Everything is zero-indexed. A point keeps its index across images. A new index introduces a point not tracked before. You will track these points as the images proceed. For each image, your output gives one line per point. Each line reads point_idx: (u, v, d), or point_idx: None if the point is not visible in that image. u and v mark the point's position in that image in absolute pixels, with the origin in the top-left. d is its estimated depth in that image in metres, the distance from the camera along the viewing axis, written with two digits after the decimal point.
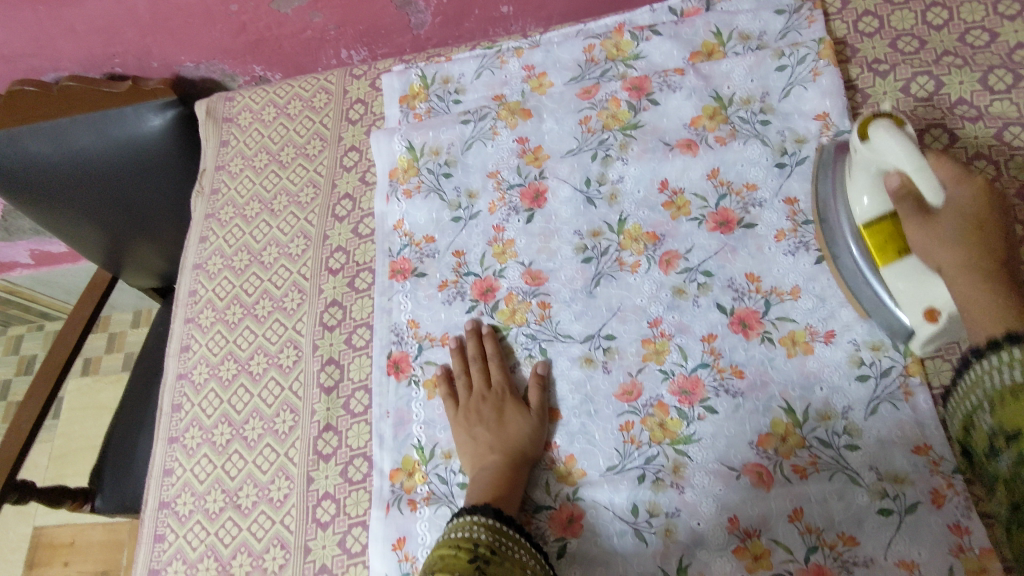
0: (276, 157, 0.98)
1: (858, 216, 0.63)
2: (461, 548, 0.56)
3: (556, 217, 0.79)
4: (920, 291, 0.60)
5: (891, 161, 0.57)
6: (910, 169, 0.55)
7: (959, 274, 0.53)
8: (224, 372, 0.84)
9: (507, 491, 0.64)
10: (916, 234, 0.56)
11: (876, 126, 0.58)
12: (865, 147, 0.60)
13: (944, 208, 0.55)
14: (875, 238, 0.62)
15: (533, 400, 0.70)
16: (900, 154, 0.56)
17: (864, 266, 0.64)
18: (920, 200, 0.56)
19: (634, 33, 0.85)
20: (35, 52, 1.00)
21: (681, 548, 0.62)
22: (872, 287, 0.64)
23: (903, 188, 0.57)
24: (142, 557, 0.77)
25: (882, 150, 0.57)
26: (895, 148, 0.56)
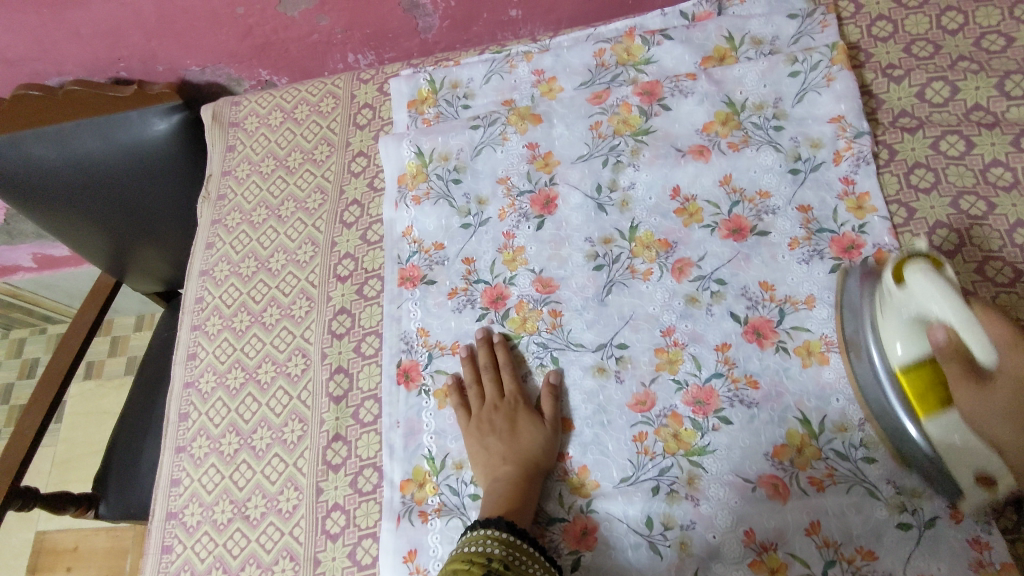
0: (283, 162, 0.97)
1: (894, 361, 0.57)
2: (475, 563, 0.55)
3: (567, 224, 0.78)
4: (959, 458, 0.53)
5: (934, 311, 0.51)
6: (956, 323, 0.49)
7: (1008, 386, 0.47)
8: (232, 380, 0.84)
9: (519, 504, 0.64)
10: (964, 399, 0.50)
11: (911, 272, 0.53)
12: (900, 291, 0.55)
13: (999, 377, 0.48)
14: (912, 389, 0.55)
15: (544, 411, 0.69)
16: (946, 307, 0.50)
17: (893, 401, 0.58)
18: (970, 362, 0.49)
19: (645, 37, 0.84)
20: (39, 55, 0.99)
21: (697, 562, 0.62)
22: (897, 412, 0.57)
23: (949, 345, 0.50)
24: (150, 569, 0.76)
25: (924, 298, 0.52)
26: (935, 293, 0.51)
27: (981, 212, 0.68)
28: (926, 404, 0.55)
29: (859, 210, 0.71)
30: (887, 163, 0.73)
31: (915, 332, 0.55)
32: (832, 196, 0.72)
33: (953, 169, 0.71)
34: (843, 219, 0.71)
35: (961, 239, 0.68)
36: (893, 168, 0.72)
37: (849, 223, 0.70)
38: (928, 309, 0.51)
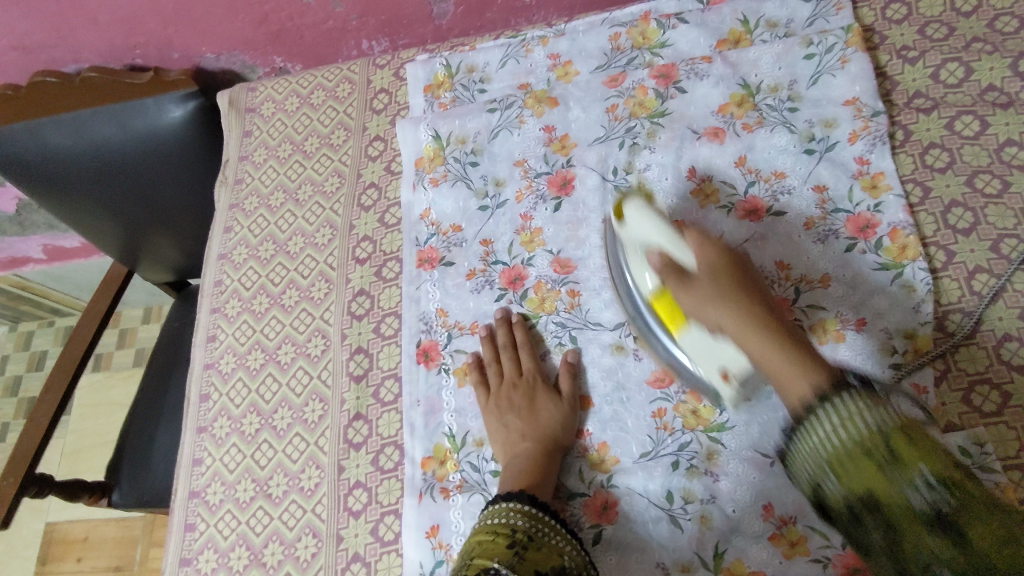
0: (299, 148, 0.98)
1: (645, 291, 0.65)
2: (499, 534, 0.57)
3: (584, 205, 0.79)
4: (710, 355, 0.60)
5: (653, 239, 0.62)
6: (664, 243, 0.61)
7: (706, 270, 0.59)
8: (252, 361, 0.84)
9: (540, 478, 0.64)
10: (687, 301, 0.59)
11: (629, 207, 0.65)
12: (623, 229, 0.66)
13: (696, 270, 0.59)
14: (664, 310, 0.63)
15: (563, 388, 0.70)
16: (656, 230, 0.62)
17: (660, 330, 0.65)
18: (678, 268, 0.60)
19: (660, 20, 0.85)
20: (57, 43, 0.99)
21: (717, 535, 0.62)
22: (682, 360, 0.65)
23: (661, 262, 0.61)
24: (173, 546, 0.77)
25: (643, 232, 0.63)
26: (652, 225, 0.62)
27: (997, 190, 0.69)
28: (676, 322, 0.62)
29: (874, 190, 0.71)
30: (902, 144, 0.74)
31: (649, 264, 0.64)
32: (847, 175, 0.73)
33: (969, 148, 0.71)
34: (858, 198, 0.72)
35: (976, 217, 0.69)
36: (908, 149, 0.73)
37: (865, 203, 0.71)
38: (645, 239, 0.63)
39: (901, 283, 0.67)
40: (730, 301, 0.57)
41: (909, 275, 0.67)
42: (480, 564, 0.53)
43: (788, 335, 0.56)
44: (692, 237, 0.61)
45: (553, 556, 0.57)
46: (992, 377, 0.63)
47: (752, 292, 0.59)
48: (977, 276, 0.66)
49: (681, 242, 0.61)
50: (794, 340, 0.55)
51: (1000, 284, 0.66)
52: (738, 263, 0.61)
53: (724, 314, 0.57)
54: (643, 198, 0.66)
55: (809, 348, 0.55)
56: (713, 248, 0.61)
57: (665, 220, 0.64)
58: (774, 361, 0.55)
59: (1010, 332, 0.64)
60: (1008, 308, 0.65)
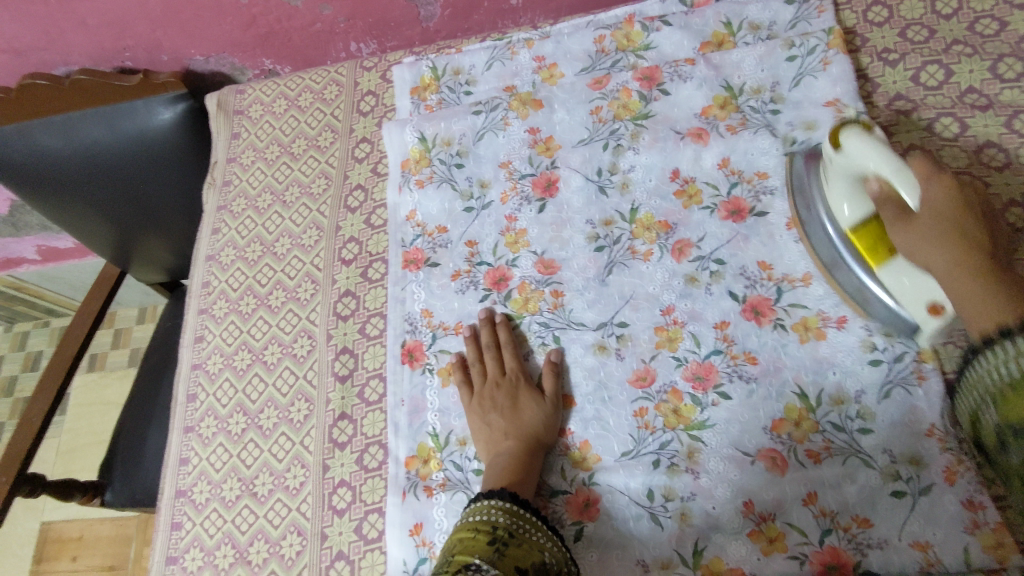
0: (287, 149, 0.98)
1: (844, 223, 0.65)
2: (479, 530, 0.58)
3: (568, 206, 0.79)
4: (919, 288, 0.60)
5: (871, 168, 0.58)
6: (890, 174, 0.57)
7: (929, 214, 0.55)
8: (239, 361, 0.85)
9: (520, 477, 0.65)
10: (902, 241, 0.57)
11: (848, 134, 0.61)
12: (838, 155, 0.62)
13: (920, 211, 0.55)
14: (862, 242, 0.64)
15: (547, 387, 0.71)
16: (878, 158, 0.58)
17: (863, 275, 0.65)
18: (902, 203, 0.57)
19: (644, 23, 0.85)
20: (46, 45, 1.00)
21: (697, 532, 0.63)
22: (877, 294, 0.65)
23: (882, 190, 0.58)
24: (160, 545, 0.77)
25: (858, 156, 0.59)
26: (871, 152, 0.58)
27: None
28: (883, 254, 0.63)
29: None
30: None
31: (857, 192, 0.63)
32: None
33: (947, 150, 0.72)
34: None
35: None
36: None
37: None
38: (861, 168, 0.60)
39: None
40: (941, 245, 0.54)
41: None
42: (460, 559, 0.54)
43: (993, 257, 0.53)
44: (915, 157, 0.56)
45: (534, 552, 0.57)
46: None
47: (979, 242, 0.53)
48: None
49: (903, 167, 0.56)
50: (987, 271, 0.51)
51: None
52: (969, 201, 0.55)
53: (944, 257, 0.54)
54: (864, 126, 0.61)
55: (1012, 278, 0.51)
56: (943, 183, 0.55)
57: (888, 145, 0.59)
58: (968, 289, 0.51)
59: None
60: None
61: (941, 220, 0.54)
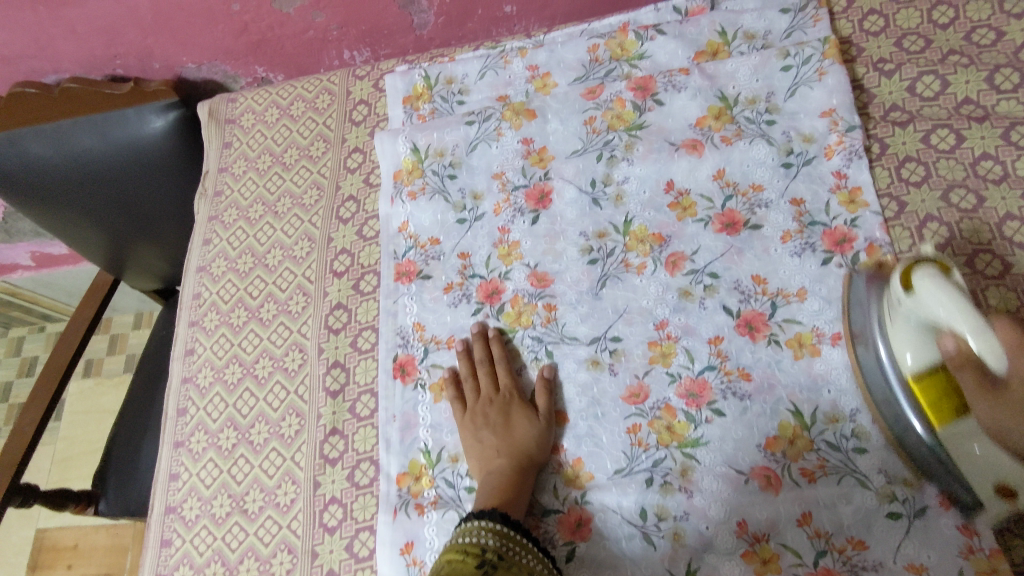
0: (279, 159, 0.97)
1: (906, 371, 0.57)
2: (468, 554, 0.56)
3: (562, 218, 0.78)
4: (987, 465, 0.53)
5: (942, 317, 0.52)
6: (966, 331, 0.50)
7: (1018, 389, 0.48)
8: (230, 375, 0.84)
9: (512, 496, 0.64)
10: (981, 410, 0.50)
11: (921, 277, 0.54)
12: (909, 298, 0.55)
13: (1009, 383, 0.48)
14: (924, 397, 0.56)
15: (540, 404, 0.70)
16: (955, 310, 0.51)
17: (915, 420, 0.57)
18: (981, 369, 0.50)
19: (638, 32, 0.85)
20: (36, 53, 0.99)
21: (690, 552, 0.62)
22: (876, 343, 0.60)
23: (960, 354, 0.51)
24: (149, 562, 0.77)
25: (933, 306, 0.53)
26: (943, 299, 0.52)
27: (971, 205, 0.69)
28: (942, 412, 0.55)
29: (851, 204, 0.71)
30: (878, 157, 0.73)
31: (923, 341, 0.55)
32: (825, 190, 0.73)
33: (944, 162, 0.71)
34: (835, 212, 0.72)
35: (951, 232, 0.68)
36: (884, 162, 0.73)
37: (841, 217, 0.71)
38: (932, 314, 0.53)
39: None
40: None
41: None
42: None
43: None
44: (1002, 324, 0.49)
45: None
46: None
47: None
48: None
49: (988, 331, 0.49)
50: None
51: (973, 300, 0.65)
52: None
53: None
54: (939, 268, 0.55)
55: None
56: (1017, 331, 0.48)
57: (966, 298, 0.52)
58: None
59: None
60: None
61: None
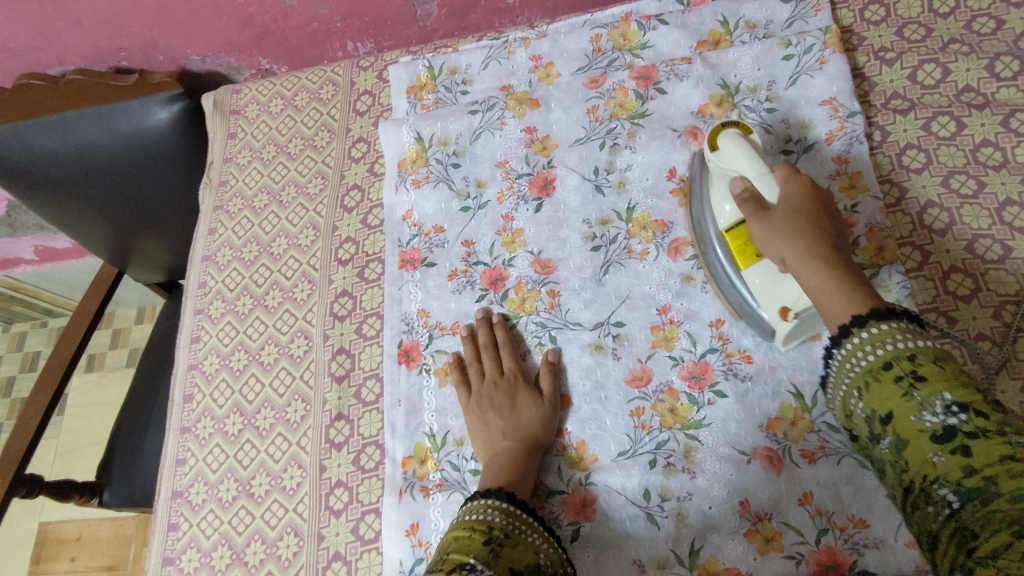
0: (284, 149, 0.98)
1: (722, 221, 0.66)
2: (475, 530, 0.57)
3: (565, 206, 0.79)
4: (776, 292, 0.62)
5: (739, 168, 0.62)
6: (754, 177, 0.60)
7: (785, 207, 0.57)
8: (236, 362, 0.85)
9: (517, 476, 0.65)
10: (756, 232, 0.59)
11: (725, 137, 0.63)
12: (714, 157, 0.64)
13: (777, 206, 0.58)
14: (736, 243, 0.65)
15: (544, 387, 0.71)
16: (746, 163, 0.61)
17: (729, 267, 0.67)
18: (759, 202, 0.59)
19: (641, 22, 0.85)
20: (41, 45, 1.00)
21: (693, 532, 0.63)
22: (742, 295, 0.67)
23: (746, 192, 0.60)
24: (156, 546, 0.77)
25: (729, 157, 0.63)
26: (739, 155, 0.61)
27: (972, 191, 0.70)
28: (748, 256, 0.64)
29: (851, 189, 0.72)
30: (879, 145, 0.74)
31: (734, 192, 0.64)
32: (825, 176, 0.73)
33: (944, 149, 0.72)
34: (835, 198, 0.72)
35: (951, 217, 0.69)
36: (885, 149, 0.74)
37: (842, 203, 0.72)
38: (732, 169, 0.62)
39: (876, 284, 0.67)
40: (799, 237, 0.55)
41: (886, 277, 0.67)
42: (456, 558, 0.53)
43: (837, 233, 0.57)
44: (783, 172, 0.60)
45: (529, 554, 0.57)
46: (965, 376, 0.63)
47: (824, 224, 0.56)
48: (951, 276, 0.67)
49: (767, 173, 0.60)
50: (853, 273, 0.53)
51: (974, 284, 0.66)
52: (822, 202, 0.58)
53: (813, 293, 0.55)
54: (740, 130, 0.64)
55: (850, 263, 0.55)
56: (800, 184, 0.58)
57: (759, 153, 0.62)
58: (817, 270, 0.54)
59: (984, 331, 0.65)
60: (982, 308, 0.65)
61: (790, 183, 0.59)
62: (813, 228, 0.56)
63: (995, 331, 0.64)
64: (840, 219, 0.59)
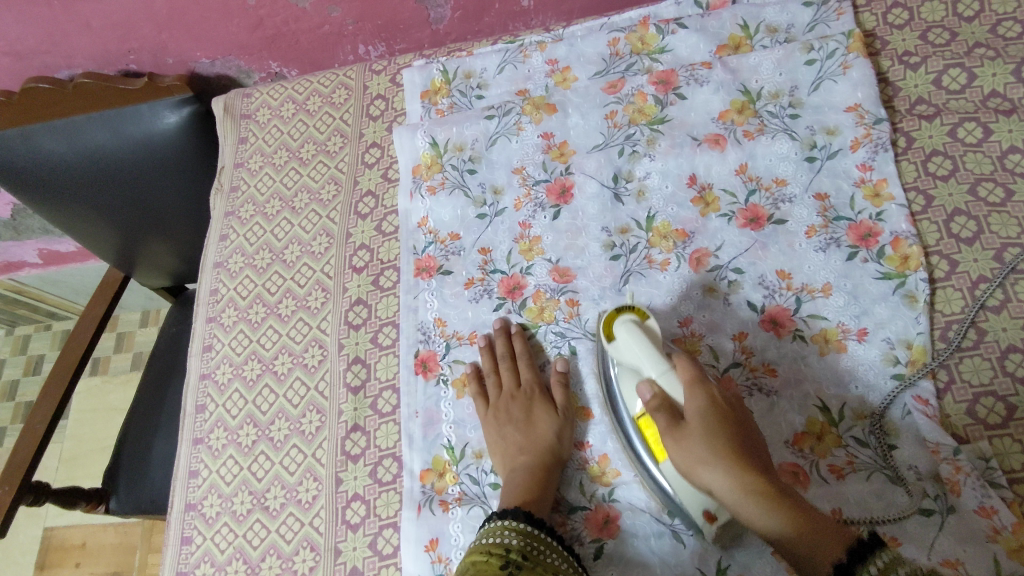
0: (296, 154, 0.97)
1: (635, 410, 0.62)
2: (492, 554, 0.56)
3: (584, 213, 0.78)
4: (692, 491, 0.57)
5: (642, 366, 0.61)
6: (655, 373, 0.60)
7: (696, 422, 0.55)
8: (249, 371, 0.84)
9: (541, 491, 0.64)
10: (673, 451, 0.55)
11: (619, 327, 0.63)
12: (610, 346, 0.64)
13: (687, 420, 0.55)
14: (650, 434, 0.60)
15: (561, 400, 0.70)
16: (647, 360, 0.60)
17: (645, 455, 0.62)
18: (670, 409, 0.57)
19: (659, 25, 0.84)
20: (49, 48, 0.98)
21: (720, 550, 0.61)
22: (647, 462, 0.61)
23: (656, 398, 0.58)
24: (169, 559, 0.76)
25: (629, 351, 0.62)
26: (640, 351, 0.61)
27: (1000, 198, 0.68)
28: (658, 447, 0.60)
29: (876, 198, 0.71)
30: (904, 151, 0.73)
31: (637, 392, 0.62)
32: (849, 184, 0.72)
33: (971, 156, 0.71)
34: (860, 206, 0.71)
35: (979, 226, 0.68)
36: (910, 156, 0.72)
37: (866, 211, 0.71)
38: (635, 364, 0.61)
39: (903, 293, 0.67)
40: (713, 439, 0.53)
41: (912, 285, 0.67)
42: None
43: (745, 444, 0.54)
44: (680, 362, 0.59)
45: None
46: (996, 389, 0.62)
47: (725, 408, 0.56)
48: (980, 286, 0.66)
49: (666, 366, 0.59)
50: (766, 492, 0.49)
51: (1004, 295, 0.65)
52: (721, 392, 0.58)
53: (715, 474, 0.52)
54: (637, 318, 0.64)
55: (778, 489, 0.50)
56: (704, 389, 0.57)
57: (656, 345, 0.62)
58: (745, 507, 0.50)
59: (1015, 343, 0.63)
60: (1013, 320, 0.64)
61: (706, 437, 0.53)
62: (732, 449, 0.53)
63: None
64: (751, 425, 0.58)
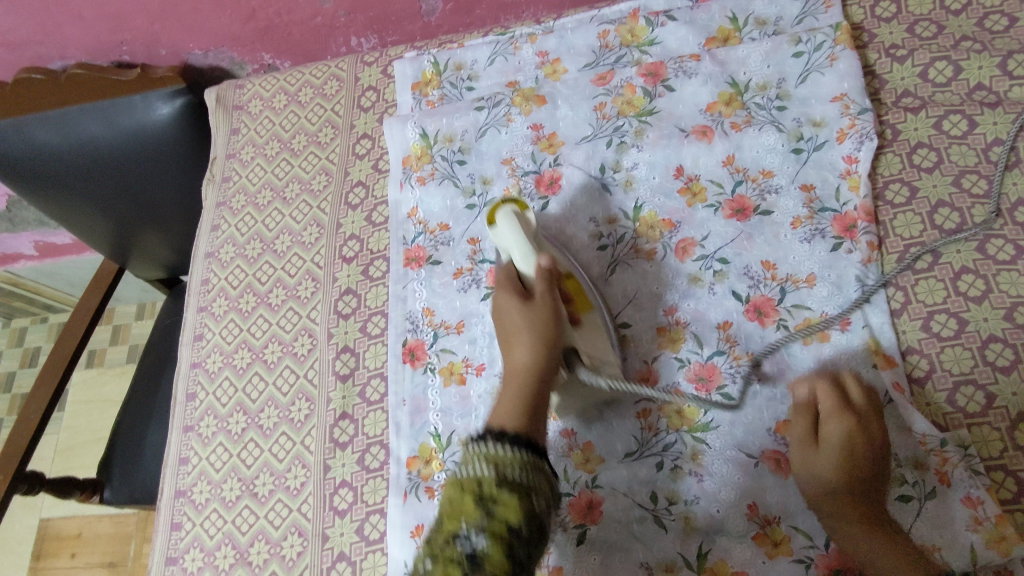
0: (287, 145, 0.97)
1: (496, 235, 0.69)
2: (468, 491, 0.51)
3: (572, 204, 0.78)
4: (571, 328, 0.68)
5: (512, 249, 0.67)
6: (520, 253, 0.66)
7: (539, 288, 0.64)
8: (239, 360, 0.84)
9: (533, 404, 0.59)
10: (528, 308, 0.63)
11: (500, 216, 0.68)
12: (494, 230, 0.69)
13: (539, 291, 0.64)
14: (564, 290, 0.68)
15: (528, 316, 0.62)
16: (516, 245, 0.66)
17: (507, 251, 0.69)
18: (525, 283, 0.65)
19: (649, 18, 0.84)
20: (43, 39, 0.99)
21: (701, 535, 0.63)
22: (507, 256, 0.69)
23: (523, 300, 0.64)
24: (159, 545, 0.77)
25: (505, 239, 0.67)
26: (511, 236, 0.66)
27: (983, 190, 0.69)
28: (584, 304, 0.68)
29: (861, 189, 0.71)
30: (889, 143, 0.74)
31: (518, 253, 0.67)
32: (835, 175, 0.73)
33: (956, 148, 0.71)
34: (845, 197, 0.72)
35: (962, 218, 0.69)
36: (895, 148, 0.73)
37: (852, 202, 0.71)
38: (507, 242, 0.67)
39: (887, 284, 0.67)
40: (533, 335, 0.62)
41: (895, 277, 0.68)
42: (450, 531, 0.50)
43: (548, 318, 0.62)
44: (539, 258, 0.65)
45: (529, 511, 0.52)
46: (976, 378, 0.63)
47: (550, 310, 0.63)
48: (962, 276, 0.66)
49: (528, 250, 0.66)
50: (874, 517, 0.56)
51: (985, 285, 0.66)
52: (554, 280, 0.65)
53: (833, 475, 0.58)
54: (516, 207, 0.68)
55: (878, 480, 0.58)
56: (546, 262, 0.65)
57: (530, 234, 0.67)
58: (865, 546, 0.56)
59: (996, 333, 0.64)
60: (994, 310, 0.64)
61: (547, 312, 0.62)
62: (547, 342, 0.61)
63: (1008, 333, 0.63)
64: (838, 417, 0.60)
